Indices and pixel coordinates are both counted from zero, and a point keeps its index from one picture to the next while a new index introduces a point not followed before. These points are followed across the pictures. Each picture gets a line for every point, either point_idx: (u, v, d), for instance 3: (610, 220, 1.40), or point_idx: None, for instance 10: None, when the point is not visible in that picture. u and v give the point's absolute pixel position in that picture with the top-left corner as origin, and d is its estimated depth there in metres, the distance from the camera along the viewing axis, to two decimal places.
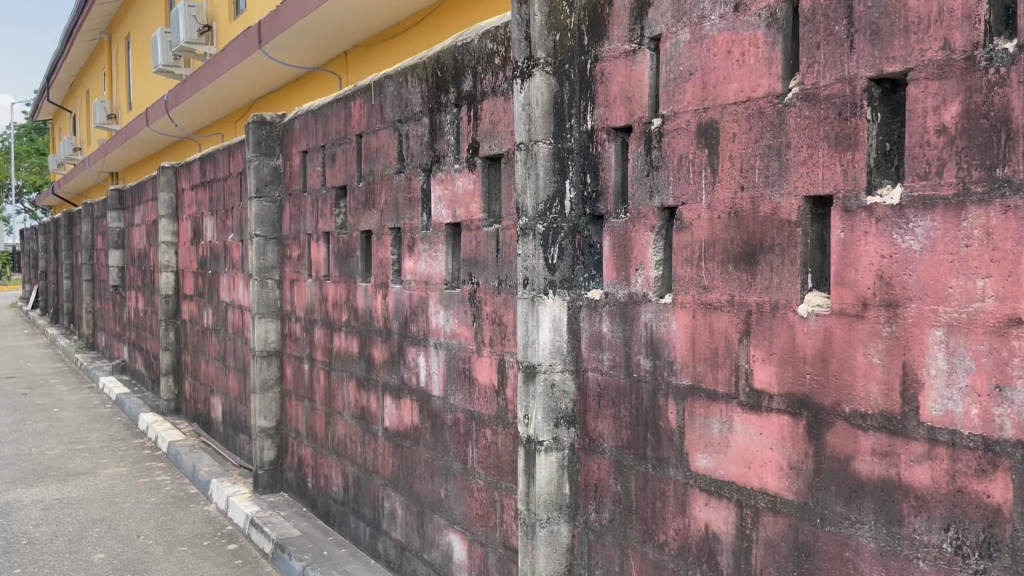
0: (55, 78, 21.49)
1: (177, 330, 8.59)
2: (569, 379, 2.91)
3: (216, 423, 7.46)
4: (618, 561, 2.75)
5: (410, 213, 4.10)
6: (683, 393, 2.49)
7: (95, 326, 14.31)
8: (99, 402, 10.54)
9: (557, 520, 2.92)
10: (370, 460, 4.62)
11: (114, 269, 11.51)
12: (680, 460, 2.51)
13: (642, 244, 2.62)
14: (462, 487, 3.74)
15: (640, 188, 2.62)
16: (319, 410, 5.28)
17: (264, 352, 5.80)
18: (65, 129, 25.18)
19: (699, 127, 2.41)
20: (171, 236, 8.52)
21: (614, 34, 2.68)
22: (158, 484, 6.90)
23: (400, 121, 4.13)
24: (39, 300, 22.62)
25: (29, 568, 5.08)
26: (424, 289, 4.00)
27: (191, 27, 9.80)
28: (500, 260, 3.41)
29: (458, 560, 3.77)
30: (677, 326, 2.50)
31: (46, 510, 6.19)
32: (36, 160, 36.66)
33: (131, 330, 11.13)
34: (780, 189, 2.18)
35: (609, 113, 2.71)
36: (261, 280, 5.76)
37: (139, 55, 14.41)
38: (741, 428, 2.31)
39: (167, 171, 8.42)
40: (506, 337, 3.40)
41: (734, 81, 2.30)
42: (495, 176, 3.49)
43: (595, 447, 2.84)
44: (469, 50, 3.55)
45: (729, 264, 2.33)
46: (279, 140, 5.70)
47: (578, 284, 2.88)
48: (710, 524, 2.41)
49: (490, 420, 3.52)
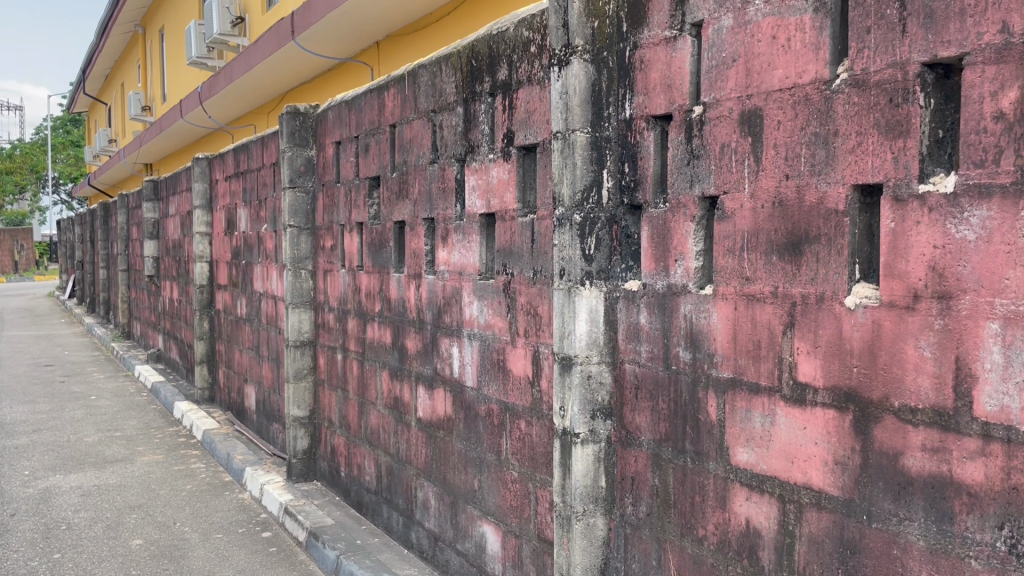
0: (89, 70, 21.75)
1: (211, 320, 8.69)
2: (605, 371, 2.88)
3: (250, 411, 7.53)
4: (655, 555, 2.73)
5: (443, 203, 4.09)
6: (724, 385, 2.45)
7: (130, 315, 14.52)
8: (135, 390, 10.69)
9: (592, 513, 2.90)
10: (403, 450, 4.63)
11: (148, 259, 11.63)
12: (721, 454, 2.47)
13: (682, 234, 2.58)
14: (495, 478, 3.73)
15: (679, 177, 2.58)
16: (352, 399, 5.30)
17: (298, 343, 5.83)
18: (100, 121, 25.51)
19: (743, 115, 2.35)
20: (205, 227, 8.61)
21: (655, 20, 2.63)
22: (193, 472, 6.99)
23: (434, 112, 4.12)
24: (76, 289, 23.03)
25: (69, 553, 5.16)
26: (457, 280, 3.99)
27: (225, 18, 9.85)
28: (535, 251, 3.38)
29: (492, 552, 3.76)
30: (719, 318, 2.46)
31: (84, 496, 6.28)
32: (73, 152, 37.47)
33: (166, 320, 11.27)
34: (827, 177, 2.13)
35: (649, 101, 2.67)
36: (295, 271, 5.80)
37: (172, 47, 14.53)
38: (783, 422, 2.27)
39: (201, 161, 8.46)
40: (542, 329, 3.37)
41: (779, 67, 2.25)
42: (530, 165, 3.46)
43: (632, 440, 2.81)
44: (504, 38, 3.53)
45: (773, 255, 2.29)
46: (313, 130, 5.70)
47: (615, 275, 2.86)
48: (751, 519, 2.37)
49: (525, 411, 3.49)
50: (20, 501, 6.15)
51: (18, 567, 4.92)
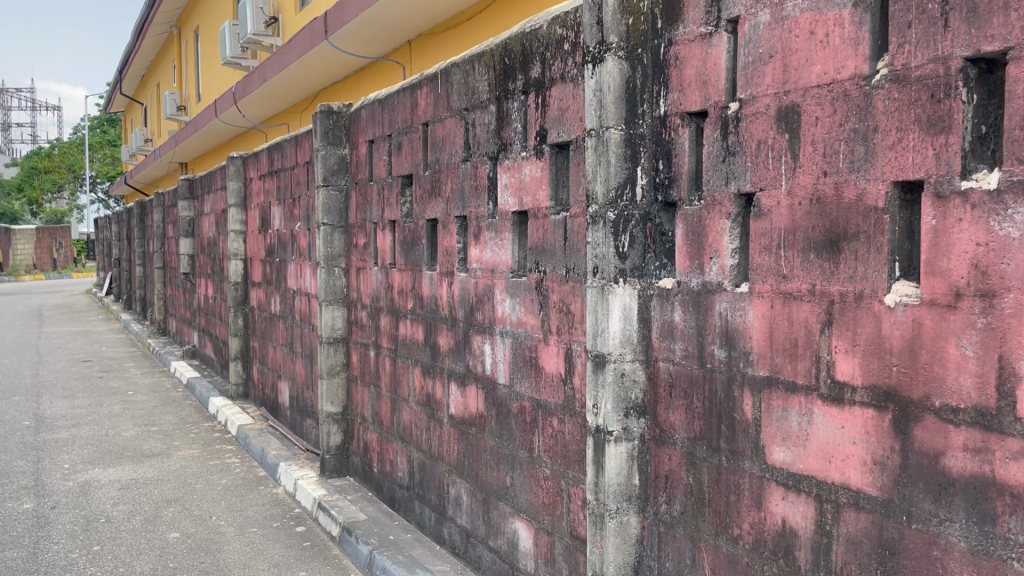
0: (126, 70, 22.04)
1: (246, 317, 8.80)
2: (639, 369, 2.87)
3: (284, 407, 7.61)
4: (689, 554, 2.72)
5: (476, 201, 4.10)
6: (760, 384, 2.43)
7: (166, 312, 14.74)
8: (171, 386, 10.85)
9: (626, 511, 2.89)
10: (436, 446, 4.65)
11: (184, 257, 11.79)
12: (757, 452, 2.46)
13: (717, 232, 2.56)
14: (528, 475, 3.74)
15: (714, 174, 2.56)
16: (385, 396, 5.34)
17: (331, 339, 5.89)
18: (137, 121, 25.95)
19: (780, 111, 2.34)
20: (239, 225, 8.71)
21: (689, 17, 2.62)
22: (228, 467, 7.08)
23: (467, 110, 4.14)
24: (112, 286, 23.44)
25: (108, 545, 5.25)
26: (489, 277, 4.00)
27: (259, 18, 9.95)
28: (568, 249, 3.38)
29: (525, 548, 3.77)
30: (755, 316, 2.44)
31: (123, 490, 6.40)
32: (110, 152, 38.07)
33: (201, 316, 11.42)
34: (866, 174, 2.11)
35: (683, 97, 2.65)
36: (329, 268, 5.86)
37: (207, 48, 14.71)
38: (821, 421, 2.24)
39: (235, 159, 8.56)
40: (574, 326, 3.37)
41: (817, 63, 2.23)
42: (563, 163, 3.46)
43: (666, 438, 2.81)
44: (537, 36, 3.53)
45: (810, 252, 2.27)
46: (346, 129, 5.75)
47: (649, 272, 2.84)
48: (788, 519, 2.35)
49: (558, 409, 3.49)
50: (60, 493, 6.28)
51: (60, 558, 5.02)
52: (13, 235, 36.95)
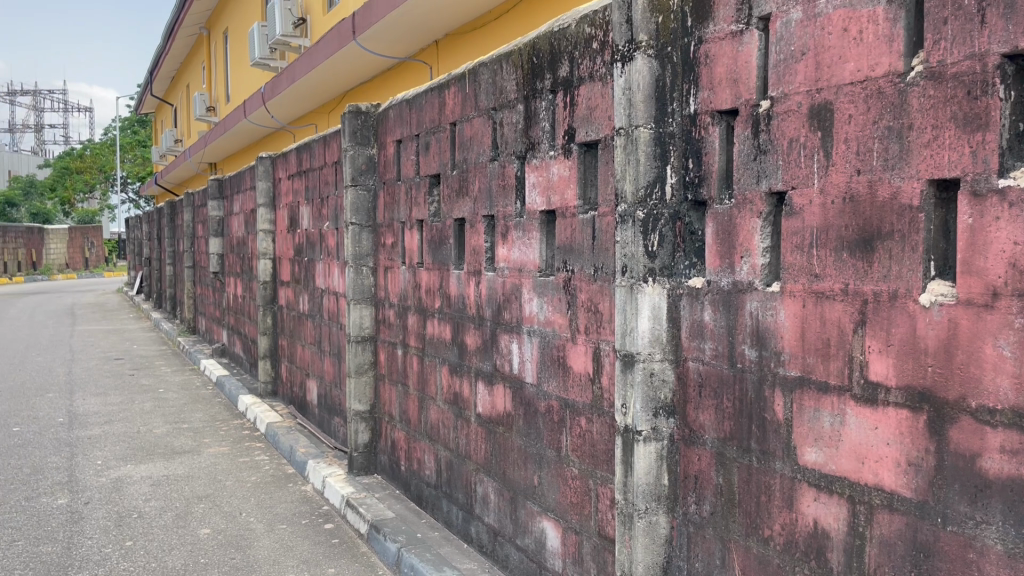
0: (157, 71, 22.33)
1: (274, 316, 8.88)
2: (668, 369, 2.86)
3: (312, 405, 7.67)
4: (719, 555, 2.71)
5: (504, 200, 4.11)
6: (791, 384, 2.41)
7: (195, 311, 14.92)
8: (200, 384, 10.98)
9: (655, 511, 2.88)
10: (463, 445, 4.67)
11: (213, 256, 11.92)
12: (788, 453, 2.44)
13: (748, 231, 2.54)
14: (556, 475, 3.74)
15: (746, 173, 2.54)
16: (413, 394, 5.37)
17: (359, 338, 5.93)
18: (167, 122, 26.29)
19: (812, 109, 2.32)
20: (268, 224, 8.79)
21: (720, 15, 2.60)
22: (257, 464, 7.15)
23: (495, 109, 4.14)
24: (143, 285, 23.77)
25: (140, 540, 5.33)
26: (517, 277, 4.01)
27: (288, 19, 10.04)
28: (596, 248, 3.37)
29: (553, 548, 3.77)
30: (787, 316, 2.42)
31: (154, 486, 6.49)
32: (140, 152, 38.58)
33: (230, 315, 11.54)
34: (900, 172, 2.09)
35: (714, 96, 2.64)
36: (357, 267, 5.90)
37: (236, 49, 14.86)
38: (854, 422, 2.22)
39: (264, 160, 8.64)
40: (602, 325, 3.37)
41: (850, 60, 2.21)
42: (591, 162, 3.45)
43: (695, 438, 2.80)
44: (566, 35, 3.53)
45: (843, 252, 2.25)
46: (374, 129, 5.78)
47: (678, 272, 2.83)
48: (820, 520, 2.33)
49: (586, 408, 3.49)
50: (94, 489, 6.39)
51: (94, 553, 5.10)
52: (46, 234, 37.56)
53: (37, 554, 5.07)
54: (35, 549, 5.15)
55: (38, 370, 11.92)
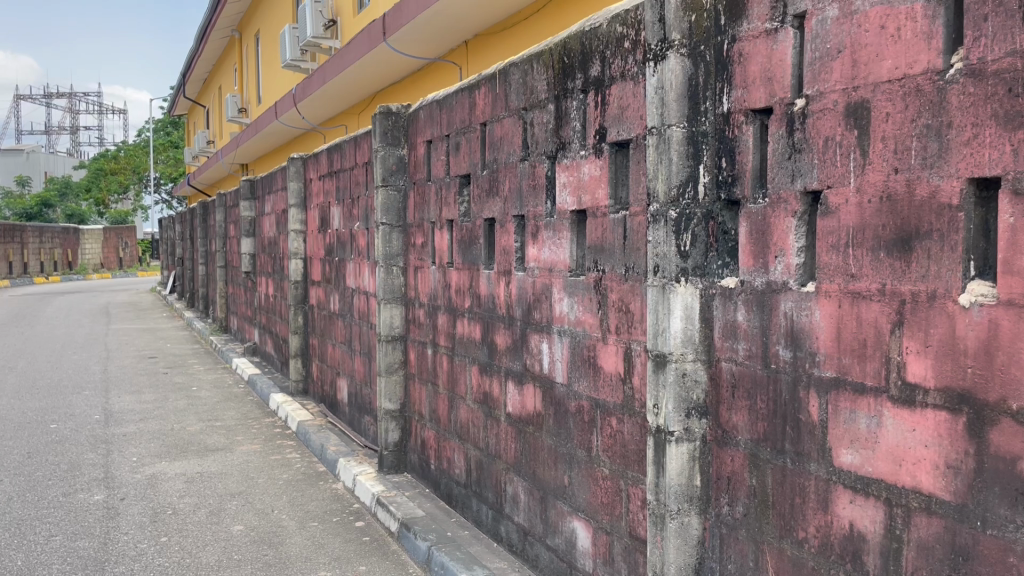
0: (190, 74, 22.62)
1: (305, 315, 8.96)
2: (700, 369, 2.84)
3: (343, 404, 7.73)
4: (752, 556, 2.69)
5: (534, 200, 4.11)
6: (826, 385, 2.39)
7: (227, 310, 15.09)
8: (233, 382, 11.11)
9: (687, 512, 2.86)
10: (493, 444, 4.68)
11: (245, 256, 12.04)
12: (823, 455, 2.42)
13: (783, 231, 2.52)
14: (586, 475, 3.73)
15: (780, 172, 2.52)
16: (442, 393, 5.39)
17: (390, 337, 5.97)
18: (199, 124, 26.63)
19: (848, 107, 2.29)
20: (300, 225, 8.87)
21: (754, 13, 2.59)
22: (289, 462, 7.23)
23: (525, 109, 4.14)
24: (176, 284, 24.10)
25: (175, 536, 5.41)
26: (547, 276, 4.01)
27: (318, 22, 10.13)
28: (628, 248, 3.36)
29: (583, 548, 3.77)
30: (822, 316, 2.40)
31: (188, 483, 6.58)
32: (173, 154, 39.10)
33: (262, 314, 11.66)
34: (939, 171, 2.06)
35: (747, 94, 2.62)
36: (387, 267, 5.93)
37: (268, 51, 15.00)
38: (891, 424, 2.20)
39: (296, 161, 8.72)
40: (634, 325, 3.35)
41: (888, 58, 2.18)
42: (623, 162, 3.44)
43: (728, 439, 2.78)
44: (597, 34, 3.52)
45: (880, 251, 2.22)
46: (405, 130, 5.81)
47: (711, 271, 2.81)
48: (855, 522, 2.31)
49: (617, 408, 3.48)
50: (129, 485, 6.49)
51: (130, 548, 5.18)
52: (81, 234, 38.21)
53: (74, 549, 5.16)
54: (73, 544, 5.25)
55: (75, 368, 12.14)
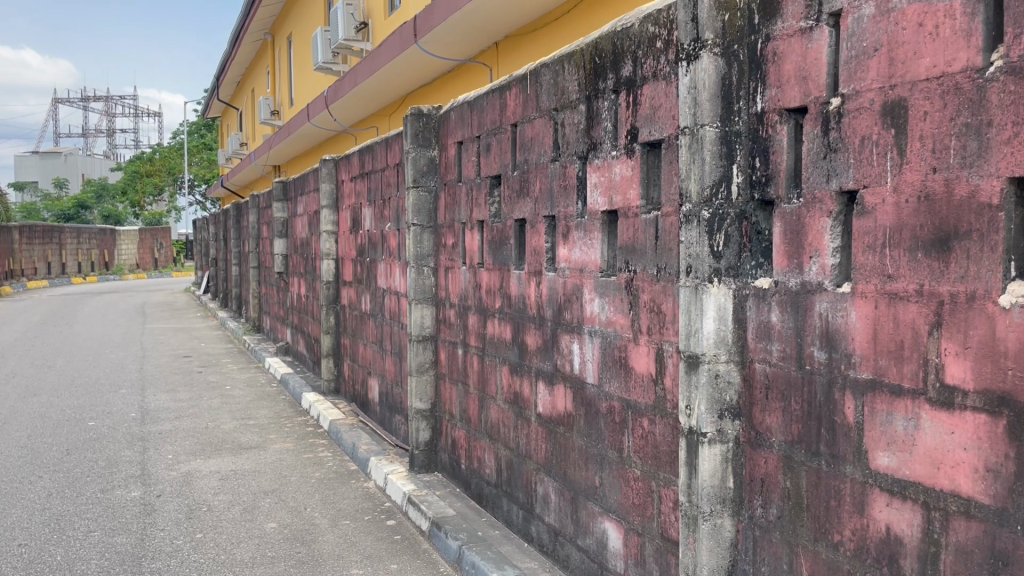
0: (223, 77, 22.91)
1: (337, 315, 9.04)
2: (733, 370, 2.83)
3: (374, 404, 7.78)
4: (786, 559, 2.67)
5: (565, 201, 4.11)
6: (863, 387, 2.37)
7: (260, 310, 15.26)
8: (266, 381, 11.24)
9: (720, 514, 2.85)
10: (524, 444, 4.69)
11: (278, 256, 12.16)
12: (859, 457, 2.39)
13: (818, 230, 2.50)
14: (617, 475, 3.73)
15: (815, 171, 2.50)
16: (473, 393, 5.41)
17: (420, 337, 6.00)
18: (233, 126, 26.96)
19: (885, 106, 2.27)
20: (331, 226, 8.95)
21: (789, 11, 2.57)
22: (321, 461, 7.29)
23: (556, 110, 4.14)
24: (210, 285, 24.42)
25: (210, 533, 5.48)
26: (578, 277, 4.01)
27: (350, 24, 10.21)
28: (659, 248, 3.35)
29: (614, 549, 3.76)
30: (858, 317, 2.38)
31: (222, 480, 6.66)
32: (207, 155, 39.60)
33: (294, 314, 11.78)
34: (979, 170, 2.03)
35: (782, 94, 2.60)
36: (418, 267, 5.97)
37: (300, 54, 15.14)
38: (929, 426, 2.17)
39: (328, 162, 8.80)
40: (666, 326, 3.34)
41: (926, 56, 2.15)
42: (654, 162, 3.43)
43: (762, 441, 2.76)
44: (629, 34, 3.52)
45: (918, 252, 2.19)
46: (436, 131, 5.84)
47: (745, 272, 2.79)
48: (892, 526, 2.29)
49: (648, 409, 3.47)
50: (165, 482, 6.59)
51: (166, 544, 5.26)
52: (117, 235, 38.86)
53: (112, 544, 5.25)
54: (111, 540, 5.34)
55: (112, 367, 12.34)
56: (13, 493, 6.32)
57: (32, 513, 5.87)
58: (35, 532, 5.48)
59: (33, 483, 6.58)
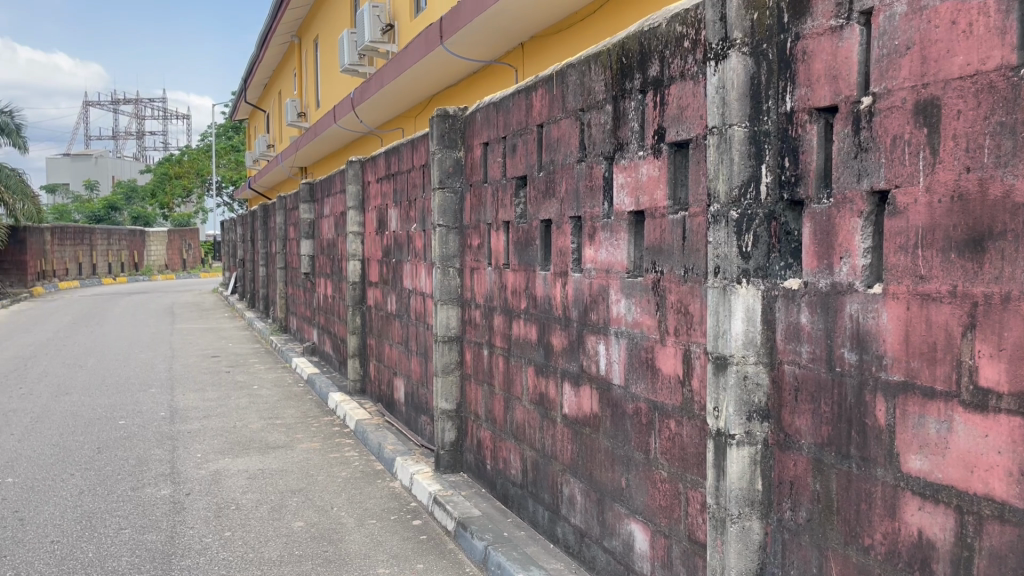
0: (251, 79, 23.12)
1: (363, 315, 9.09)
2: (762, 372, 2.81)
3: (400, 404, 7.81)
4: (816, 562, 2.65)
5: (591, 202, 4.10)
6: (894, 389, 2.34)
7: (287, 311, 15.38)
8: (293, 381, 11.33)
9: (748, 516, 2.83)
10: (549, 445, 4.68)
11: (305, 257, 12.25)
12: (890, 460, 2.36)
13: (848, 231, 2.48)
14: (644, 477, 3.71)
15: (846, 171, 2.47)
16: (498, 394, 5.41)
17: (446, 338, 6.02)
18: (260, 128, 27.21)
19: (918, 105, 2.24)
20: (358, 226, 9.00)
21: (819, 9, 2.55)
22: (348, 460, 7.34)
23: (582, 110, 4.14)
24: (238, 285, 24.66)
25: (238, 531, 5.53)
26: (605, 278, 4.00)
27: (376, 26, 10.26)
28: (687, 249, 3.34)
29: (641, 551, 3.75)
30: (889, 319, 2.35)
31: (251, 479, 6.73)
32: (234, 157, 39.99)
33: (321, 315, 11.86)
34: (1014, 169, 2.00)
35: (812, 93, 2.58)
36: (443, 268, 5.98)
37: (326, 56, 15.24)
38: (962, 429, 2.14)
39: (354, 164, 8.85)
40: (693, 327, 3.32)
41: (959, 54, 2.13)
42: (682, 162, 3.41)
43: (791, 443, 2.73)
44: (657, 34, 3.50)
45: (952, 252, 2.16)
46: (462, 132, 5.85)
47: (773, 273, 2.76)
48: (924, 530, 2.26)
49: (675, 411, 3.45)
50: (194, 481, 6.67)
51: (195, 542, 5.32)
52: (147, 236, 39.37)
53: (143, 542, 5.32)
54: (141, 537, 5.41)
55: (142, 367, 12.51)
56: (46, 491, 6.43)
57: (65, 510, 5.97)
58: (67, 529, 5.57)
59: (65, 480, 6.68)
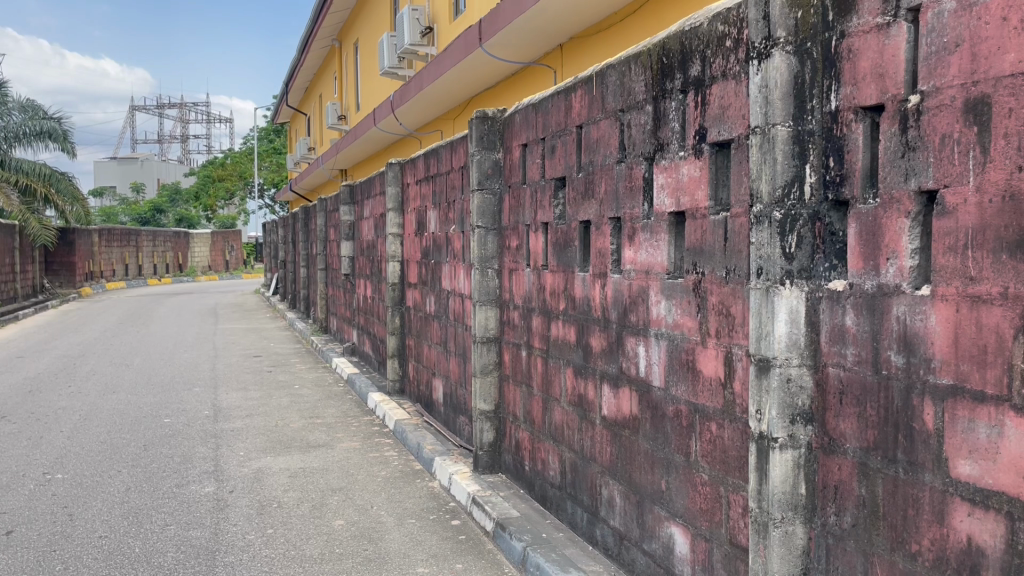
0: (292, 83, 23.43)
1: (402, 316, 9.15)
2: (806, 374, 2.77)
3: (439, 404, 7.85)
4: (861, 568, 2.61)
5: (631, 202, 4.09)
6: (943, 393, 2.29)
7: (327, 311, 15.56)
8: (333, 381, 11.44)
9: (792, 521, 2.80)
10: (588, 446, 4.67)
11: (345, 259, 12.38)
12: (938, 465, 2.32)
13: (895, 231, 2.43)
14: (684, 480, 3.69)
15: (892, 171, 2.43)
16: (537, 395, 5.42)
17: (484, 339, 6.04)
18: (301, 131, 27.56)
19: (968, 103, 2.20)
20: (397, 228, 9.06)
21: (865, 7, 2.51)
22: (387, 460, 7.40)
23: (622, 111, 4.13)
24: (279, 286, 25.00)
25: (280, 528, 5.61)
26: (644, 279, 3.98)
27: (416, 29, 10.34)
28: (729, 250, 3.31)
29: (681, 554, 3.72)
30: (938, 321, 2.31)
31: (292, 478, 6.81)
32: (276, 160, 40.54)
33: (361, 316, 11.97)
34: None
35: (857, 91, 2.54)
36: (482, 270, 6.01)
37: (366, 60, 15.37)
38: (1013, 434, 2.09)
39: (393, 166, 8.92)
40: (735, 329, 3.29)
41: (1011, 51, 2.08)
42: (723, 162, 3.38)
43: (836, 447, 2.69)
44: (698, 33, 3.48)
45: (1003, 253, 2.12)
46: (501, 133, 5.86)
47: (817, 274, 2.73)
48: (973, 536, 2.21)
49: (717, 413, 3.42)
50: (237, 478, 6.77)
51: (238, 539, 5.41)
52: (191, 238, 40.10)
53: (188, 538, 5.42)
54: (187, 533, 5.51)
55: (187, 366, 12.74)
56: (95, 486, 6.58)
57: (112, 506, 6.10)
58: (115, 524, 5.70)
59: (113, 477, 6.83)
